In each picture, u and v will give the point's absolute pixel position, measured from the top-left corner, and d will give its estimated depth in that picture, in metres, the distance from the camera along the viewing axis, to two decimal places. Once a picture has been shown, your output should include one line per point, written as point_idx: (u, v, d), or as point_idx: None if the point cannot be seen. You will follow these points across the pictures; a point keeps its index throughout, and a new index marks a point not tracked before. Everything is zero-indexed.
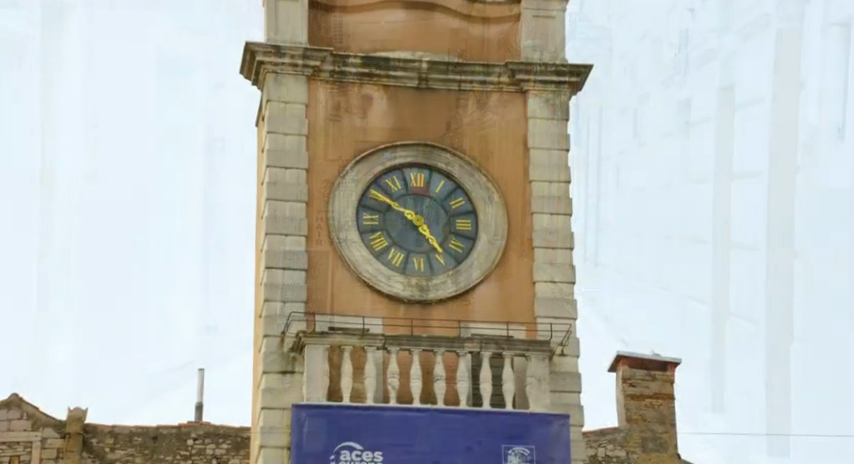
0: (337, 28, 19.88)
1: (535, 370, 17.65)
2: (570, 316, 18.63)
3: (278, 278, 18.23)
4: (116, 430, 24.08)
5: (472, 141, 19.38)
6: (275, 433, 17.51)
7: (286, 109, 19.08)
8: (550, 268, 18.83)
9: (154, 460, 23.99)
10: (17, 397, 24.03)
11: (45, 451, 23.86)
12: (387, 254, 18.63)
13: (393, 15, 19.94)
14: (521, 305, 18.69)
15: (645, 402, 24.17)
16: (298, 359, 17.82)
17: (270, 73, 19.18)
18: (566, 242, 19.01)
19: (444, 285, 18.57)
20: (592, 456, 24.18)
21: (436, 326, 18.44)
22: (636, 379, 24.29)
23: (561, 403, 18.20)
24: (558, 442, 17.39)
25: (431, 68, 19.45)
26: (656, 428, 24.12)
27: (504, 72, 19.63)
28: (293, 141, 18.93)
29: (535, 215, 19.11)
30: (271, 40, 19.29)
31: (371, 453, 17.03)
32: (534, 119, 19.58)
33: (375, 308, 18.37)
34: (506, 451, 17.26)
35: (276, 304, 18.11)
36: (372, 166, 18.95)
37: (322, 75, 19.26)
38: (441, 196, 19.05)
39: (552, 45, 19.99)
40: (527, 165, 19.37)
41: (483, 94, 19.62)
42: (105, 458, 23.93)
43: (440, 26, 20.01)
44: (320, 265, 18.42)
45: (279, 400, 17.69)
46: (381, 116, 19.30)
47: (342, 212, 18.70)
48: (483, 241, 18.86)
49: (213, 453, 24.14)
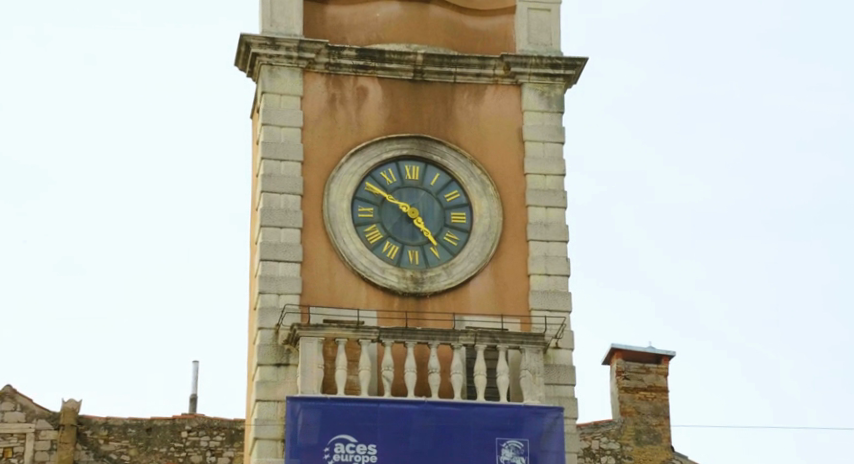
0: (332, 20, 19.85)
1: (530, 362, 17.66)
2: (564, 309, 18.62)
3: (273, 270, 18.20)
4: (110, 421, 24.03)
5: (468, 133, 19.38)
6: (269, 426, 17.48)
7: (281, 101, 19.05)
8: (545, 261, 18.82)
9: (148, 452, 23.92)
10: (10, 388, 24.11)
11: (40, 443, 23.89)
12: (381, 247, 18.62)
13: (387, 8, 19.95)
14: (516, 298, 18.65)
15: (639, 395, 24.25)
16: (292, 352, 17.79)
17: (265, 65, 19.17)
18: (561, 235, 19.01)
19: (439, 278, 18.51)
20: (585, 449, 24.02)
21: (430, 319, 18.36)
22: (630, 372, 24.35)
23: (557, 395, 18.14)
24: (552, 435, 17.41)
25: (426, 60, 19.46)
26: (650, 421, 24.18)
27: (500, 65, 19.65)
28: (288, 133, 18.91)
29: (529, 208, 19.09)
30: (267, 32, 19.27)
31: (366, 445, 17.02)
32: (530, 112, 19.59)
33: (370, 301, 18.33)
34: (500, 444, 17.25)
35: (271, 296, 18.06)
36: (367, 158, 18.92)
37: (317, 67, 19.27)
38: (436, 187, 19.05)
39: (549, 38, 20.03)
40: (523, 157, 19.36)
41: (478, 87, 19.64)
42: (99, 449, 23.86)
43: (435, 18, 19.98)
44: (315, 257, 18.41)
45: (272, 392, 17.66)
46: (376, 107, 19.28)
47: (337, 204, 18.66)
48: (478, 234, 18.83)
49: (207, 445, 24.13)
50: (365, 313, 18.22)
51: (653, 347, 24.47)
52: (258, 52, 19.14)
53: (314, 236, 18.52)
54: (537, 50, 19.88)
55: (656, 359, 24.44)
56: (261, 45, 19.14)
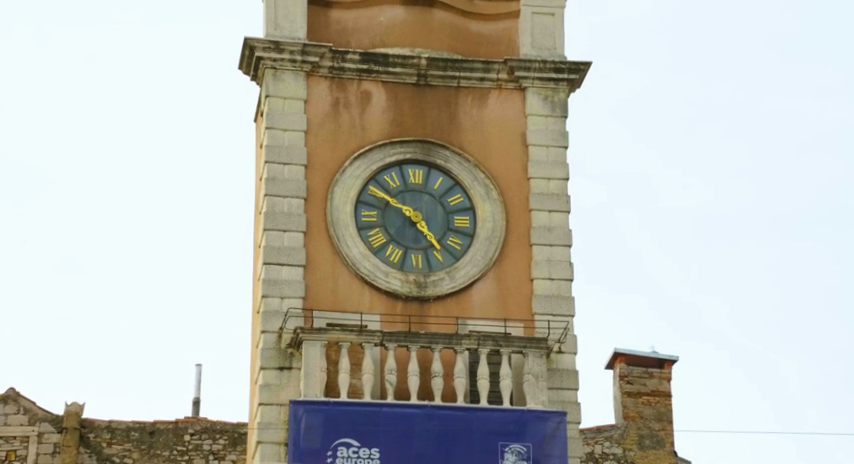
0: (336, 24, 19.84)
1: (532, 366, 17.66)
2: (567, 314, 18.60)
3: (276, 274, 18.19)
4: (113, 424, 24.01)
5: (471, 137, 19.37)
6: (271, 430, 17.46)
7: (284, 105, 19.05)
8: (548, 265, 18.80)
9: (151, 455, 23.92)
10: (14, 391, 24.10)
11: (41, 446, 23.87)
12: (385, 250, 18.61)
13: (391, 12, 19.95)
14: (518, 302, 18.64)
15: (642, 399, 24.24)
16: (295, 355, 17.78)
17: (269, 69, 19.18)
18: (564, 240, 18.99)
19: (442, 282, 18.51)
20: (589, 453, 24.01)
21: (433, 323, 18.35)
22: (634, 376, 24.36)
23: (559, 400, 18.12)
24: (555, 439, 17.38)
25: (430, 64, 19.45)
26: (653, 426, 24.13)
27: (504, 69, 19.64)
28: (291, 136, 18.90)
29: (533, 212, 19.08)
30: (271, 35, 19.27)
31: (368, 449, 17.00)
32: (533, 116, 19.58)
33: (373, 305, 18.32)
34: (503, 448, 17.23)
35: (273, 299, 18.05)
36: (370, 162, 18.92)
37: (320, 71, 19.26)
38: (438, 190, 19.05)
39: (553, 41, 20.01)
40: (527, 161, 19.35)
41: (481, 91, 19.64)
42: (103, 452, 23.83)
43: (439, 22, 19.98)
44: (318, 261, 18.41)
45: (275, 396, 17.64)
46: (380, 111, 19.27)
47: (340, 207, 18.66)
48: (481, 238, 18.83)
49: (210, 448, 24.14)
50: (368, 316, 18.21)
51: (656, 352, 24.53)
52: (262, 55, 19.14)
53: (317, 239, 18.52)
54: (541, 54, 19.86)
55: (659, 365, 24.48)
56: (265, 48, 19.14)
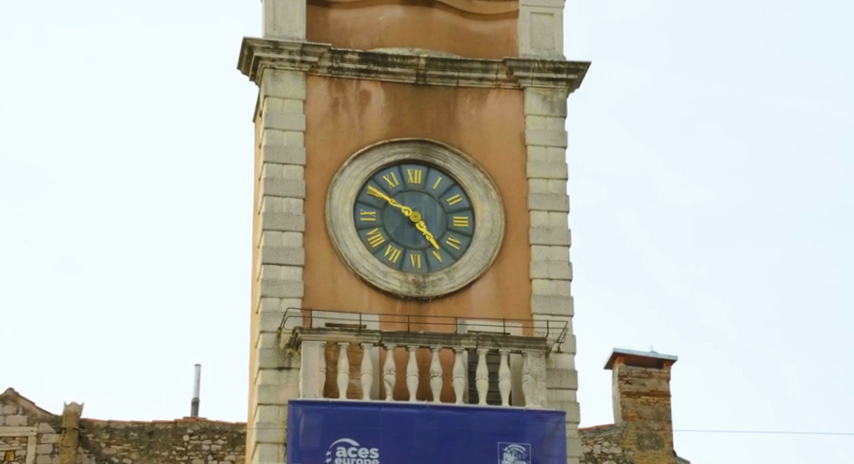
0: (335, 24, 19.83)
1: (532, 366, 17.66)
2: (566, 313, 18.60)
3: (275, 274, 18.18)
4: (112, 424, 24.01)
5: (471, 137, 19.37)
6: (271, 430, 17.46)
7: (283, 105, 19.05)
8: (547, 265, 18.81)
9: (150, 455, 23.93)
10: (13, 391, 24.10)
11: (40, 447, 23.87)
12: (384, 251, 18.61)
13: (390, 12, 19.95)
14: (517, 302, 18.64)
15: (641, 399, 24.24)
16: (294, 355, 17.78)
17: (268, 69, 19.18)
18: (564, 239, 18.99)
19: (441, 282, 18.51)
20: (588, 453, 24.00)
21: (433, 323, 18.35)
22: (633, 376, 24.36)
23: (558, 399, 18.13)
24: (554, 439, 17.39)
25: (429, 64, 19.45)
26: (652, 426, 24.13)
27: (503, 69, 19.64)
28: (291, 136, 18.90)
29: (532, 212, 19.08)
30: (270, 35, 19.27)
31: (367, 449, 17.00)
32: (532, 116, 19.58)
33: (372, 305, 18.32)
34: (502, 448, 17.23)
35: (273, 299, 18.05)
36: (369, 162, 18.92)
37: (319, 71, 19.26)
38: (438, 190, 19.04)
39: (552, 42, 20.01)
40: (526, 161, 19.35)
41: (480, 91, 19.64)
42: (101, 453, 23.83)
43: (438, 22, 19.97)
44: (317, 260, 18.41)
45: (274, 396, 17.64)
46: (379, 111, 19.27)
47: (339, 207, 18.66)
48: (481, 238, 18.83)
49: (209, 448, 24.15)
50: (367, 316, 18.21)
51: (655, 352, 24.53)
52: (261, 55, 19.14)
53: (316, 239, 18.51)
54: (540, 54, 19.86)
55: (658, 365, 24.49)
56: (264, 48, 19.14)
